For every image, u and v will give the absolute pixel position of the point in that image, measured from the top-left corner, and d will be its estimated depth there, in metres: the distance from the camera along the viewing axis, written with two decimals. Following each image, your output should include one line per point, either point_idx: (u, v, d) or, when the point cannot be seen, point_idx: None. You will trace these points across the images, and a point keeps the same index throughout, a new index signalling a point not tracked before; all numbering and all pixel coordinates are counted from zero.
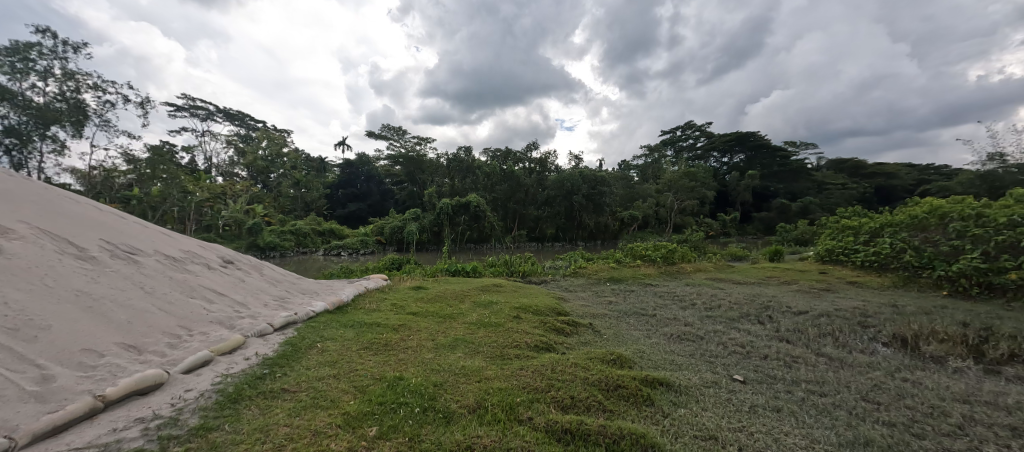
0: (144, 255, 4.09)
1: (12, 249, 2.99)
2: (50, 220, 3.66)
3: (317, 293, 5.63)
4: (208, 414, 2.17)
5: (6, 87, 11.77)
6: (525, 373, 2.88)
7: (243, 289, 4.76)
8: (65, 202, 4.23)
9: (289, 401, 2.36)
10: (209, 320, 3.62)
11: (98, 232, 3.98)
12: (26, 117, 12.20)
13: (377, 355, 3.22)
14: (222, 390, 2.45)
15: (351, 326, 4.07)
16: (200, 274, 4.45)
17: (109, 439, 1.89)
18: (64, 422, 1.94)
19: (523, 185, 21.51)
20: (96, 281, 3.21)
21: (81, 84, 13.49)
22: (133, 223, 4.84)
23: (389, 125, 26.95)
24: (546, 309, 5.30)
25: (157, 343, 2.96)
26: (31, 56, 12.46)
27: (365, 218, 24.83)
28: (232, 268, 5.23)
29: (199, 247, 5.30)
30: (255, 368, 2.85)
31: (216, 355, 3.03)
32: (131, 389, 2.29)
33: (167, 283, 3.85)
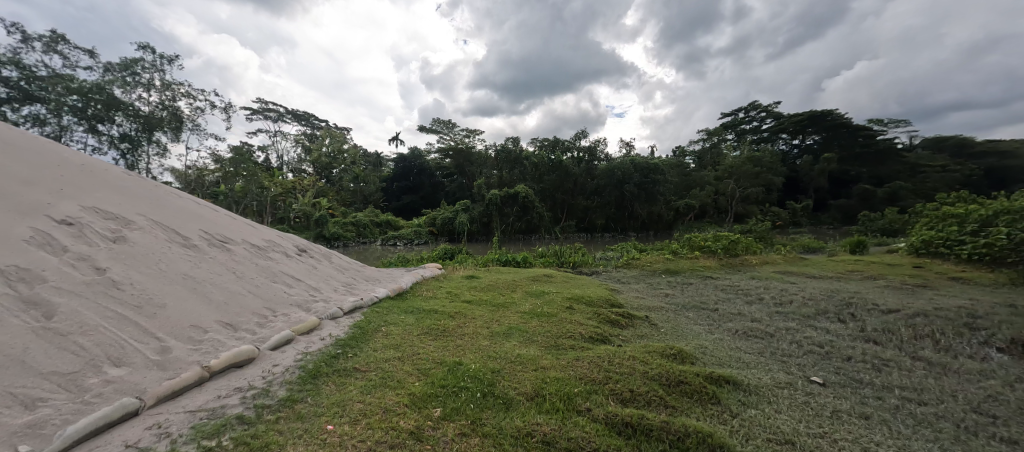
0: (235, 244, 4.59)
1: (135, 238, 3.47)
2: (161, 214, 4.19)
3: (380, 280, 5.99)
4: (294, 388, 2.41)
5: (121, 99, 13.62)
6: (581, 364, 2.87)
7: (316, 275, 5.19)
8: (172, 197, 4.83)
9: (362, 379, 2.55)
10: (289, 303, 4.00)
11: (198, 223, 4.50)
12: (137, 124, 14.06)
13: (437, 340, 3.37)
14: (304, 367, 2.71)
15: (410, 312, 4.28)
16: (280, 261, 4.91)
17: (215, 404, 2.17)
18: (180, 387, 2.25)
19: (572, 174, 21.13)
20: (198, 267, 3.67)
21: (177, 93, 15.25)
22: (224, 216, 5.42)
23: (439, 119, 27.64)
24: (600, 300, 5.22)
25: (248, 322, 3.33)
26: (137, 70, 14.30)
27: (419, 210, 25.88)
28: (305, 256, 5.70)
29: (278, 236, 5.83)
30: (330, 348, 3.11)
31: (296, 334, 3.35)
32: (230, 362, 2.60)
33: (253, 268, 4.30)
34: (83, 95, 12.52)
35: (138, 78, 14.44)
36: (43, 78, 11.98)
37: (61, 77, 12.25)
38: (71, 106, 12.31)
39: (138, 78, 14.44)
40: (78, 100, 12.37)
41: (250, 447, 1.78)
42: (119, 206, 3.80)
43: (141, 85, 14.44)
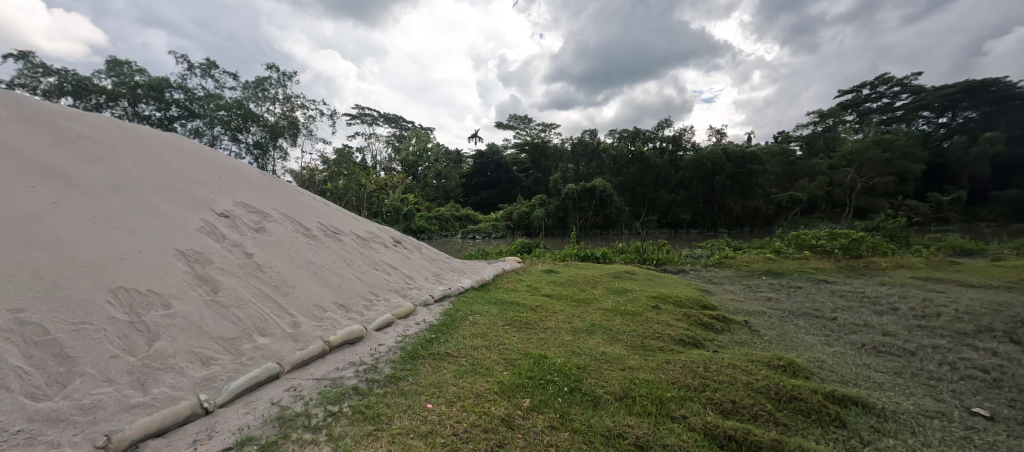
0: (344, 235, 5.18)
1: (272, 228, 4.09)
2: (289, 208, 4.88)
3: (465, 272, 6.30)
4: (397, 366, 2.65)
5: (256, 113, 16.11)
6: (673, 367, 2.71)
7: (410, 264, 5.63)
8: (295, 194, 5.59)
9: (454, 364, 2.71)
10: (389, 289, 4.41)
11: (316, 216, 5.16)
12: (265, 133, 16.50)
13: (520, 332, 3.44)
14: (404, 348, 2.97)
15: (494, 304, 4.43)
16: (380, 251, 5.43)
17: (335, 375, 2.48)
18: (308, 358, 2.62)
19: (655, 167, 19.92)
20: (317, 254, 4.21)
21: (294, 104, 17.57)
22: (335, 210, 6.13)
23: (517, 115, 27.94)
24: (689, 301, 4.86)
25: (358, 304, 3.75)
26: (266, 86, 16.76)
27: (496, 204, 26.56)
28: (400, 246, 6.22)
29: (377, 228, 6.43)
30: (425, 332, 3.36)
31: (396, 318, 3.69)
32: (345, 339, 2.96)
33: (360, 257, 4.81)
34: (228, 110, 15.01)
35: (266, 93, 16.94)
36: (199, 97, 14.62)
37: (212, 96, 14.80)
38: (219, 119, 14.87)
39: (266, 93, 16.94)
40: (224, 115, 14.89)
41: (365, 416, 2.01)
42: (260, 202, 4.49)
43: (269, 99, 16.91)
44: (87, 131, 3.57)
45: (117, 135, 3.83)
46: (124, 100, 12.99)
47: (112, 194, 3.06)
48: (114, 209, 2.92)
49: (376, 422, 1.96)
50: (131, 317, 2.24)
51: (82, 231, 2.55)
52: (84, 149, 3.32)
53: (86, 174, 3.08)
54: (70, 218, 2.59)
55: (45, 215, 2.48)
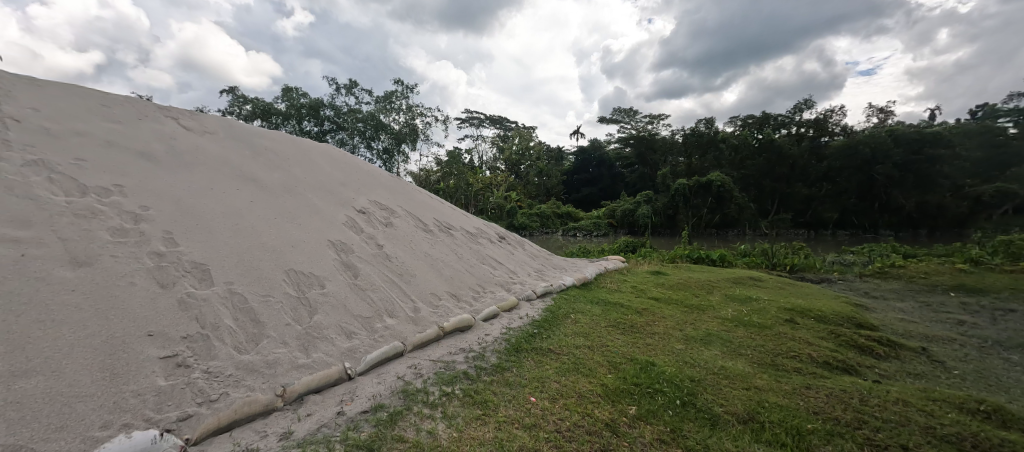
0: (456, 230, 5.61)
1: (398, 224, 4.65)
2: (412, 206, 5.47)
3: (566, 269, 6.31)
4: (502, 356, 2.80)
5: (385, 124, 18.31)
6: (814, 394, 2.35)
7: (514, 260, 5.86)
8: (415, 193, 6.24)
9: (555, 361, 2.75)
10: (495, 282, 4.66)
11: (432, 213, 5.69)
12: (390, 139, 18.65)
13: (625, 335, 3.33)
14: (508, 340, 3.11)
15: (596, 303, 4.36)
16: (487, 246, 5.76)
17: (447, 358, 2.72)
18: (426, 340, 2.93)
19: (789, 156, 17.38)
20: (433, 247, 4.65)
21: (415, 114, 19.52)
22: (447, 207, 6.68)
23: (621, 107, 26.87)
24: (835, 316, 4.11)
25: (467, 294, 4.05)
26: (393, 99, 18.95)
27: (598, 201, 25.88)
28: (505, 242, 6.51)
29: (483, 224, 6.82)
30: (528, 326, 3.47)
31: (501, 310, 3.89)
32: (457, 326, 3.23)
33: (469, 251, 5.17)
34: (363, 122, 17.36)
35: (394, 105, 19.18)
36: (344, 112, 17.23)
37: (353, 110, 17.29)
38: (357, 130, 17.28)
39: (394, 105, 19.18)
40: (361, 126, 17.29)
41: (474, 400, 2.16)
42: (388, 200, 5.12)
43: (395, 110, 19.08)
44: (269, 144, 4.49)
45: (288, 147, 4.74)
46: (292, 119, 15.99)
47: (286, 194, 3.81)
48: (288, 206, 3.63)
49: (483, 408, 2.10)
50: (298, 293, 2.77)
51: (268, 224, 3.23)
52: (268, 159, 4.19)
53: (270, 179, 3.88)
54: (261, 213, 3.30)
55: (246, 212, 3.21)
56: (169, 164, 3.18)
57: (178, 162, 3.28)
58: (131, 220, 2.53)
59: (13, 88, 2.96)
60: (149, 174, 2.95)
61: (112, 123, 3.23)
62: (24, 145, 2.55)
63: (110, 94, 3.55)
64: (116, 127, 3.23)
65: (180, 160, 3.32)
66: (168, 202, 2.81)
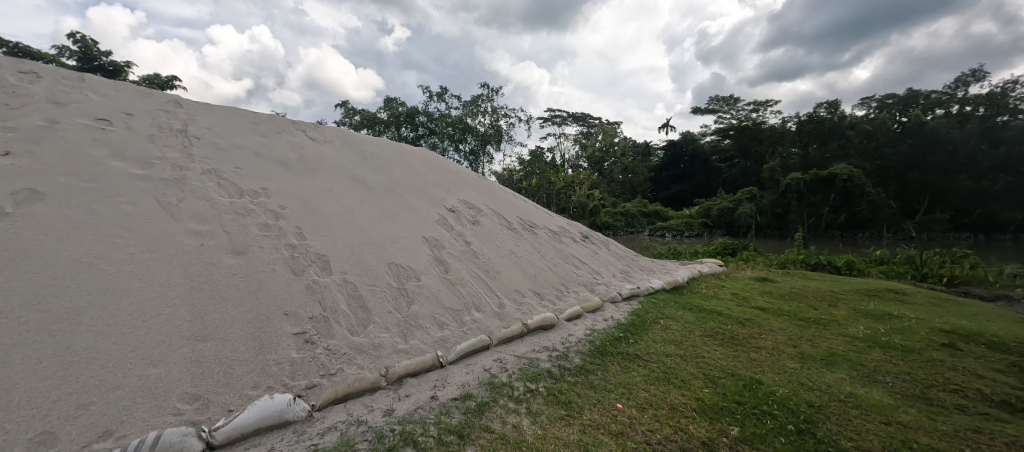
0: (540, 229, 5.67)
1: (484, 222, 4.84)
2: (497, 204, 5.66)
3: (655, 271, 6.00)
4: (586, 358, 2.77)
5: (472, 127, 19.14)
6: (983, 441, 1.94)
7: (599, 260, 5.74)
8: (501, 192, 6.44)
9: (643, 368, 2.64)
10: (578, 282, 4.62)
11: (517, 212, 5.82)
12: (477, 141, 19.43)
13: (725, 347, 3.07)
14: (593, 342, 3.06)
15: (690, 310, 4.08)
16: (571, 245, 5.73)
17: (531, 355, 2.78)
18: (510, 335, 3.01)
19: (945, 141, 14.35)
20: (517, 245, 4.76)
21: (499, 115, 20.08)
22: (531, 206, 6.78)
23: (719, 96, 24.71)
24: (1013, 345, 3.31)
25: (550, 293, 4.08)
26: (479, 103, 19.72)
27: (689, 199, 24.09)
28: (589, 242, 6.40)
29: (566, 223, 6.79)
30: (613, 329, 3.38)
31: (585, 311, 3.84)
32: (540, 324, 3.27)
33: (553, 250, 5.19)
34: (452, 125, 18.36)
35: (480, 108, 19.96)
36: (436, 117, 18.38)
37: (443, 115, 18.38)
38: (447, 134, 18.35)
39: (480, 108, 19.96)
40: (450, 130, 18.30)
41: (558, 400, 2.17)
42: (475, 199, 5.36)
43: (481, 112, 19.84)
44: (374, 150, 4.98)
45: (388, 152, 5.21)
46: (392, 125, 17.53)
47: (387, 194, 4.21)
48: (389, 206, 4.01)
49: (567, 408, 2.11)
50: (398, 285, 3.05)
51: (374, 221, 3.60)
52: (373, 164, 4.66)
53: (374, 181, 4.31)
54: (367, 212, 3.69)
55: (355, 210, 3.60)
56: (296, 169, 3.70)
57: (304, 166, 3.82)
58: (272, 217, 2.99)
59: (192, 110, 3.69)
60: (284, 179, 3.47)
61: (258, 137, 3.86)
62: (200, 156, 3.17)
63: (256, 111, 4.23)
64: (261, 139, 3.85)
65: (304, 165, 3.84)
66: (298, 202, 3.28)
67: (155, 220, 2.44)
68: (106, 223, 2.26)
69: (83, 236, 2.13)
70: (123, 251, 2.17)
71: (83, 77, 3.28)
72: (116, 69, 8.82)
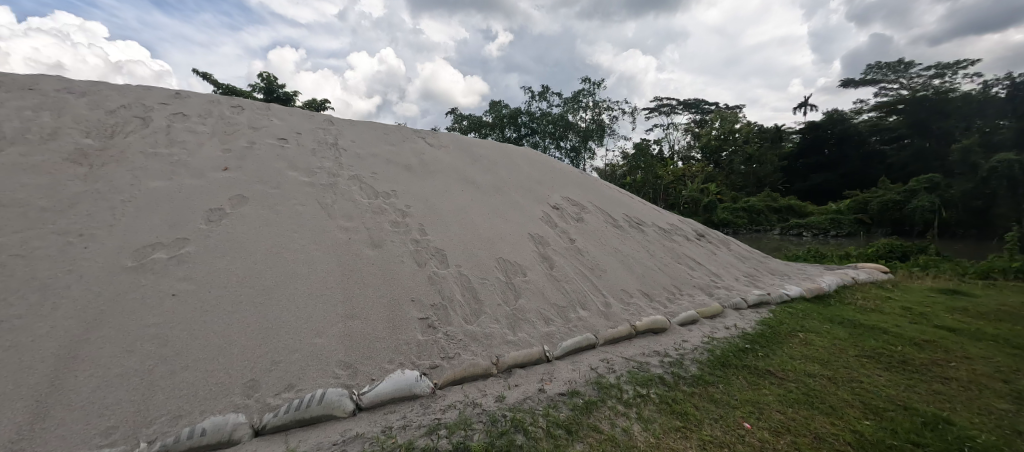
0: (648, 227, 5.39)
1: (589, 220, 4.79)
2: (602, 201, 5.54)
3: (789, 276, 5.21)
4: (704, 368, 2.55)
5: (573, 123, 18.96)
6: None
7: (717, 262, 5.22)
8: (606, 189, 6.29)
9: (778, 387, 2.32)
10: (693, 285, 4.27)
11: (623, 209, 5.63)
12: (578, 137, 19.17)
13: (891, 373, 2.54)
14: (712, 351, 2.80)
15: (839, 324, 3.46)
16: (684, 244, 5.32)
17: (641, 358, 2.67)
18: (617, 336, 2.93)
19: None
20: (624, 243, 4.60)
21: (601, 109, 19.47)
22: (639, 202, 6.48)
23: (881, 63, 20.24)
24: None
25: (661, 295, 3.86)
26: (580, 98, 19.43)
27: (836, 191, 20.23)
28: (705, 241, 5.86)
29: (679, 220, 6.33)
30: (737, 339, 3.05)
31: (702, 316, 3.53)
32: (650, 327, 3.12)
33: (663, 249, 4.89)
34: (554, 123, 18.45)
35: (581, 104, 19.65)
36: (537, 117, 18.70)
37: (545, 114, 18.63)
38: (548, 132, 18.52)
39: (581, 104, 19.65)
40: (551, 128, 18.46)
41: (672, 409, 2.05)
42: (580, 196, 5.34)
43: (583, 108, 19.52)
44: (484, 153, 5.30)
45: (496, 153, 5.49)
46: (497, 128, 18.37)
47: (497, 194, 4.44)
48: (498, 204, 4.23)
49: (684, 420, 1.97)
50: (507, 279, 3.20)
51: (485, 220, 3.84)
52: (483, 165, 4.96)
53: (484, 181, 4.59)
54: (478, 210, 3.95)
55: (468, 209, 3.88)
56: (418, 173, 4.13)
57: (425, 170, 4.25)
58: (401, 215, 3.40)
59: (340, 126, 4.39)
60: (409, 182, 3.91)
61: (388, 146, 4.42)
62: (345, 165, 3.76)
63: (386, 123, 4.85)
64: (391, 148, 4.40)
65: (424, 169, 4.27)
66: (420, 202, 3.67)
67: (316, 218, 2.98)
68: (284, 220, 2.84)
69: (270, 230, 2.72)
70: (296, 243, 2.70)
71: (268, 106, 4.17)
72: (286, 97, 10.92)
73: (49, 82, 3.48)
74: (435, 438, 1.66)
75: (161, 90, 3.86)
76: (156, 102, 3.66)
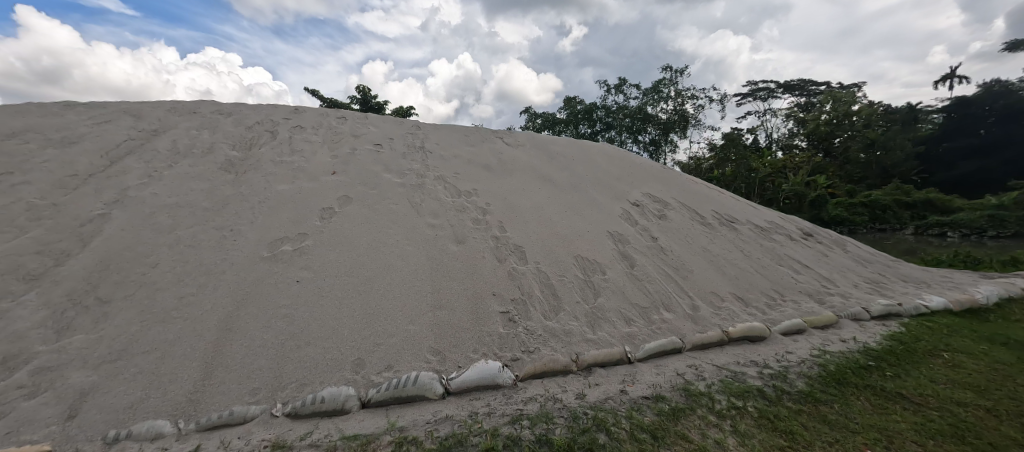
0: (742, 224, 4.93)
1: (673, 217, 4.52)
2: (688, 197, 5.20)
3: (926, 285, 4.38)
4: (814, 384, 2.26)
5: (652, 115, 17.95)
6: None
7: (829, 265, 4.59)
8: (691, 183, 5.88)
9: (914, 414, 1.97)
10: (798, 290, 3.81)
11: (711, 205, 5.22)
12: (658, 130, 18.09)
13: None
14: (823, 366, 2.48)
15: (1001, 346, 2.83)
16: (785, 244, 4.77)
17: (735, 367, 2.46)
18: (707, 342, 2.74)
19: None
20: (713, 242, 4.27)
21: (684, 98, 18.11)
22: (730, 198, 5.95)
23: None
24: None
25: (759, 300, 3.51)
26: (661, 88, 18.29)
27: (997, 181, 16.38)
28: (813, 241, 5.18)
29: (779, 217, 5.67)
30: (855, 354, 2.65)
31: (810, 326, 3.13)
32: (746, 334, 2.85)
33: (760, 249, 4.44)
34: (631, 117, 17.65)
35: (662, 94, 18.49)
36: (613, 111, 18.04)
37: (623, 107, 17.91)
38: (625, 126, 17.78)
39: (662, 94, 18.49)
40: (629, 121, 17.66)
41: (774, 425, 1.86)
42: (661, 192, 5.07)
43: (663, 99, 18.35)
44: (561, 150, 5.29)
45: (572, 150, 5.45)
46: (571, 124, 18.14)
47: (574, 191, 4.41)
48: (576, 201, 4.20)
49: (788, 439, 1.77)
50: (586, 277, 3.17)
51: (562, 217, 3.84)
52: (560, 162, 4.96)
53: (561, 179, 4.58)
54: (556, 208, 3.96)
55: (546, 207, 3.92)
56: (497, 172, 4.27)
57: (504, 169, 4.38)
58: (482, 213, 3.56)
59: (426, 131, 4.71)
60: (489, 181, 4.06)
61: (470, 147, 4.64)
62: (432, 167, 4.03)
63: (468, 126, 5.08)
64: (472, 149, 4.61)
65: (503, 168, 4.39)
66: (500, 200, 3.80)
67: (407, 216, 3.25)
68: (382, 218, 3.15)
69: (371, 226, 3.04)
70: (391, 238, 2.97)
71: (366, 116, 4.63)
72: (377, 106, 11.96)
73: (206, 106, 4.27)
74: (518, 427, 1.72)
75: (283, 107, 4.51)
76: (281, 117, 4.29)
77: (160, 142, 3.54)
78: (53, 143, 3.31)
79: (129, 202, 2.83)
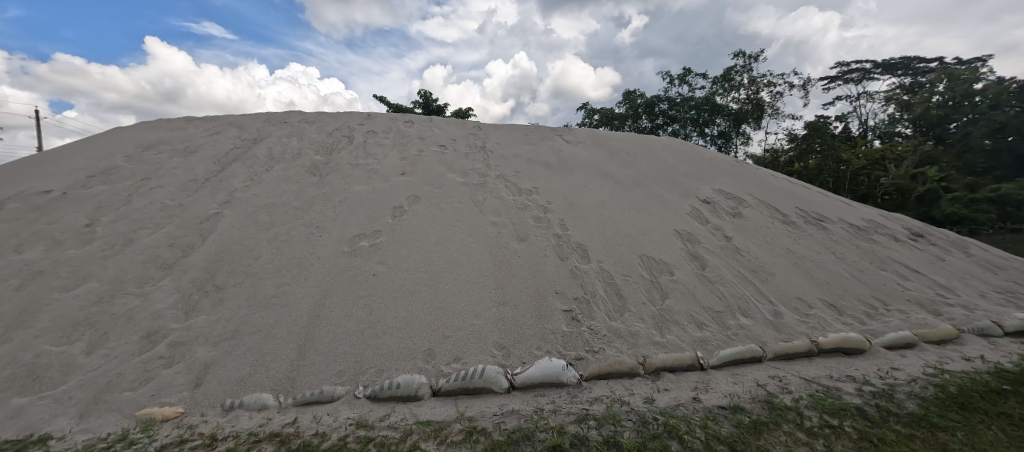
0: (832, 223, 4.42)
1: (749, 215, 4.17)
2: (766, 193, 4.77)
3: None
4: (929, 407, 1.96)
5: (722, 105, 16.65)
6: None
7: (945, 270, 3.95)
8: (770, 178, 5.38)
9: None
10: (906, 298, 3.33)
11: (795, 201, 4.74)
12: (729, 121, 16.75)
13: None
14: (942, 387, 2.14)
15: None
16: (888, 246, 4.19)
17: (828, 382, 2.21)
18: (793, 352, 2.49)
19: None
20: (798, 242, 3.87)
21: (759, 86, 16.60)
22: (817, 193, 5.35)
23: None
24: None
25: (856, 308, 3.12)
26: (732, 76, 16.91)
27: None
28: (924, 242, 4.49)
29: (879, 215, 4.98)
30: (984, 376, 2.25)
31: (923, 340, 2.72)
32: (840, 346, 2.55)
33: (856, 251, 3.95)
34: (697, 108, 16.54)
35: (733, 82, 17.10)
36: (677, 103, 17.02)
37: (688, 98, 16.81)
38: (690, 118, 16.69)
39: (733, 82, 17.10)
40: (694, 113, 16.57)
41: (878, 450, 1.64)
42: (735, 188, 4.71)
43: (734, 87, 16.96)
44: (623, 146, 5.12)
45: (635, 145, 5.24)
46: (630, 119, 17.43)
47: (637, 188, 4.25)
48: (640, 199, 4.04)
49: None
50: (652, 277, 3.04)
51: (625, 215, 3.71)
52: (622, 159, 4.80)
53: (624, 176, 4.43)
54: (619, 206, 3.84)
55: (608, 204, 3.82)
56: (557, 170, 4.24)
57: (564, 167, 4.34)
58: (543, 211, 3.56)
59: (487, 131, 4.81)
60: (550, 179, 4.05)
61: (530, 145, 4.65)
62: (493, 166, 4.10)
63: (527, 125, 5.10)
64: (531, 147, 4.62)
65: (564, 166, 4.35)
66: (560, 198, 3.77)
67: (471, 214, 3.35)
68: (448, 216, 3.28)
69: (438, 224, 3.17)
70: (457, 236, 3.08)
71: (431, 119, 4.83)
72: (438, 109, 12.43)
73: (294, 115, 4.74)
74: (585, 427, 1.70)
75: (358, 114, 4.87)
76: (356, 123, 4.63)
77: (259, 150, 4.00)
78: (178, 153, 3.88)
79: (236, 203, 3.24)
